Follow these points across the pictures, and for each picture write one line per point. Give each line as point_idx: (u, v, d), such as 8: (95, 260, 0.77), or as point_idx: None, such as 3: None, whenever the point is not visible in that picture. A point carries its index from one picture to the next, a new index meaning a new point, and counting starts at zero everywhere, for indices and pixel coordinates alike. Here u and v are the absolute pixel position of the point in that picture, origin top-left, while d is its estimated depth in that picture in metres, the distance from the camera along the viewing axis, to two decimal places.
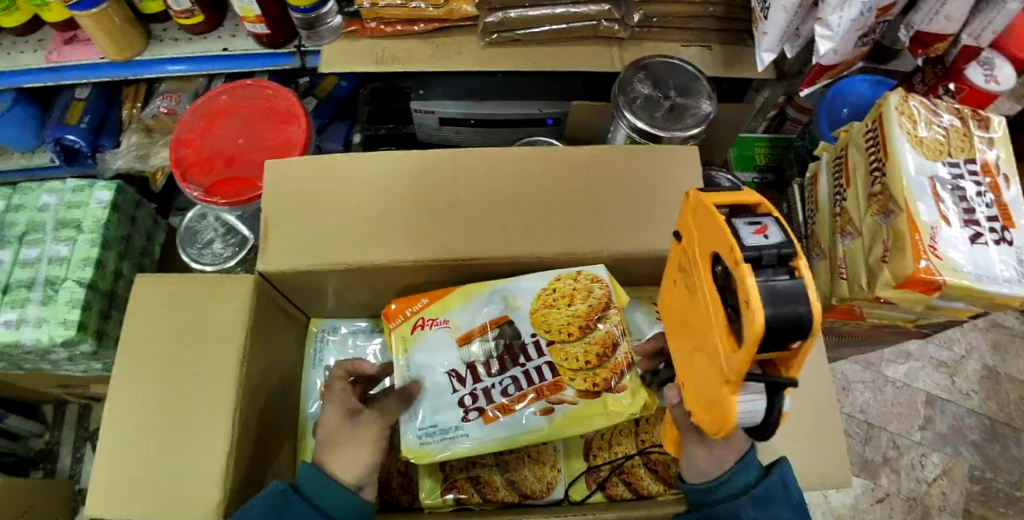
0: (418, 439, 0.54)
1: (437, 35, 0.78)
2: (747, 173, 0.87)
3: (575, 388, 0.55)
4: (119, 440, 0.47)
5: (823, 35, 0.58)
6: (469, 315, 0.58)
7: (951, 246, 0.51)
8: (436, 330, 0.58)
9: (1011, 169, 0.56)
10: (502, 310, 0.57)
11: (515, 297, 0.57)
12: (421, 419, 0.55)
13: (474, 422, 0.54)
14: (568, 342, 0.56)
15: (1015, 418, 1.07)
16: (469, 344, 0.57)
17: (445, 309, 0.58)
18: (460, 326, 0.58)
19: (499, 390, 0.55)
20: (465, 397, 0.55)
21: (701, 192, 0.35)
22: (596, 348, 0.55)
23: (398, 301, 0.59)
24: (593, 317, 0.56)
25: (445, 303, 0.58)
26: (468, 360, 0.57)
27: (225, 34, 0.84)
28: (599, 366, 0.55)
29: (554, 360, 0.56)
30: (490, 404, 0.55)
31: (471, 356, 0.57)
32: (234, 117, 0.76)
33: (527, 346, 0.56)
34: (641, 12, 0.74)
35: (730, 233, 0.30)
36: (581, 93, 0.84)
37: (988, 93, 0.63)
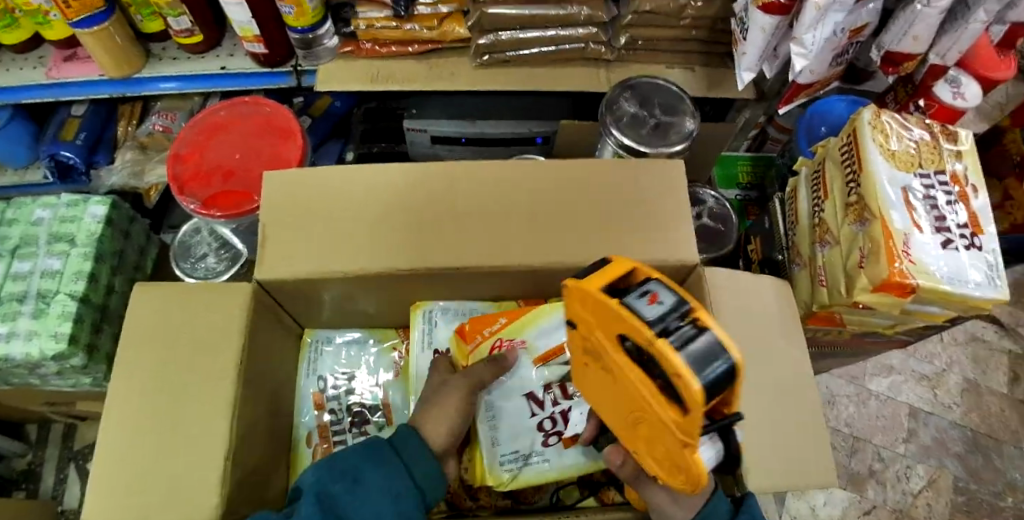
0: (501, 469, 0.55)
1: (430, 56, 0.81)
2: (730, 191, 0.90)
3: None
4: (116, 449, 0.47)
5: (798, 53, 0.61)
6: (546, 337, 0.59)
7: (923, 251, 0.54)
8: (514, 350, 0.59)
9: (979, 180, 0.60)
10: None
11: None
12: (502, 446, 0.56)
13: (556, 448, 0.56)
14: None
15: (996, 430, 1.10)
16: (546, 365, 0.59)
17: (522, 331, 0.60)
18: (538, 346, 0.59)
19: (577, 412, 0.57)
20: (545, 421, 0.57)
21: (576, 282, 0.33)
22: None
23: (476, 322, 0.60)
24: None
25: (522, 324, 0.60)
26: (548, 382, 0.58)
27: (223, 54, 0.86)
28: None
29: None
30: (569, 426, 0.57)
31: (548, 377, 0.59)
32: (231, 133, 0.78)
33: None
34: (627, 34, 0.77)
35: (631, 313, 0.29)
36: (569, 113, 0.87)
37: (955, 109, 0.69)
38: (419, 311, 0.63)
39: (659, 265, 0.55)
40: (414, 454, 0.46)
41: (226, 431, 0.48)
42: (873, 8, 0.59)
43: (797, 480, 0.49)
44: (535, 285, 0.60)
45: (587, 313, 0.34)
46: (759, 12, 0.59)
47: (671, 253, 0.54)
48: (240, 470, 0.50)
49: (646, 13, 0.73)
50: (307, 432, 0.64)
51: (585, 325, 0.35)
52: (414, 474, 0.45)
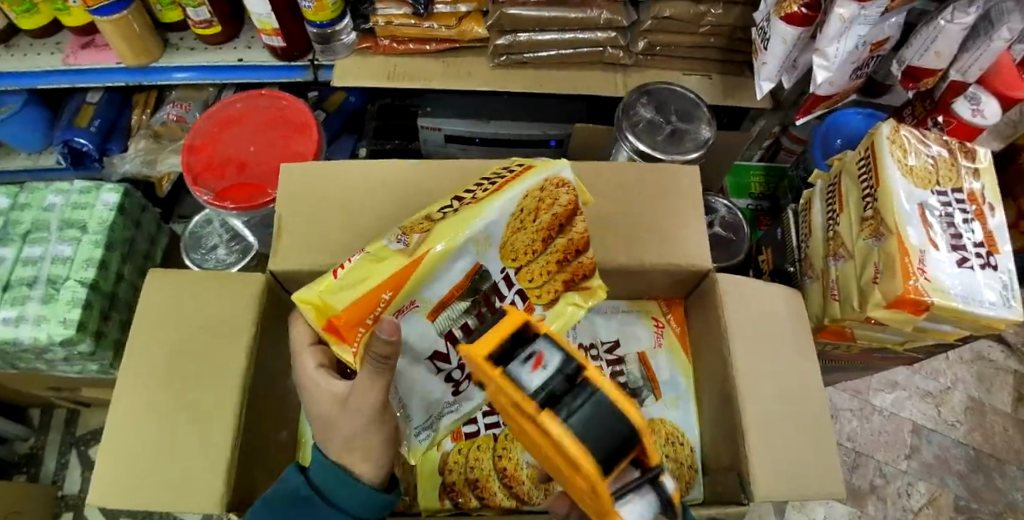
0: (419, 441, 0.47)
1: (448, 55, 0.81)
2: (742, 200, 0.90)
3: (542, 305, 0.47)
4: (124, 436, 0.47)
5: (820, 65, 0.61)
6: (442, 286, 0.42)
7: (938, 269, 0.54)
8: (406, 317, 0.43)
9: (995, 199, 0.60)
10: (477, 257, 0.43)
11: (492, 238, 0.42)
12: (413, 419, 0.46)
13: (469, 392, 0.47)
14: (532, 260, 0.45)
15: (1000, 449, 1.09)
16: (443, 316, 0.44)
17: (412, 291, 0.42)
18: (431, 298, 0.43)
19: None
20: (454, 372, 0.46)
21: (466, 349, 0.34)
22: (560, 254, 0.46)
23: (356, 308, 0.40)
24: (556, 228, 0.45)
25: (413, 285, 0.41)
26: (444, 332, 0.44)
27: (240, 46, 0.87)
28: (572, 287, 0.47)
29: (523, 286, 0.46)
30: None
31: (447, 324, 0.44)
32: (245, 125, 0.78)
33: (497, 283, 0.45)
34: (645, 40, 0.77)
35: (514, 384, 0.30)
36: (583, 116, 0.87)
37: (974, 126, 0.68)
38: None
39: (670, 269, 0.55)
40: (349, 498, 0.41)
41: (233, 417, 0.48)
42: (895, 22, 0.59)
43: (806, 493, 0.49)
44: None
45: (485, 383, 0.34)
46: (782, 22, 0.59)
47: (684, 257, 0.54)
48: (245, 461, 0.49)
49: (665, 19, 0.73)
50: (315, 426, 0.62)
51: (490, 394, 0.35)
52: (354, 512, 0.42)
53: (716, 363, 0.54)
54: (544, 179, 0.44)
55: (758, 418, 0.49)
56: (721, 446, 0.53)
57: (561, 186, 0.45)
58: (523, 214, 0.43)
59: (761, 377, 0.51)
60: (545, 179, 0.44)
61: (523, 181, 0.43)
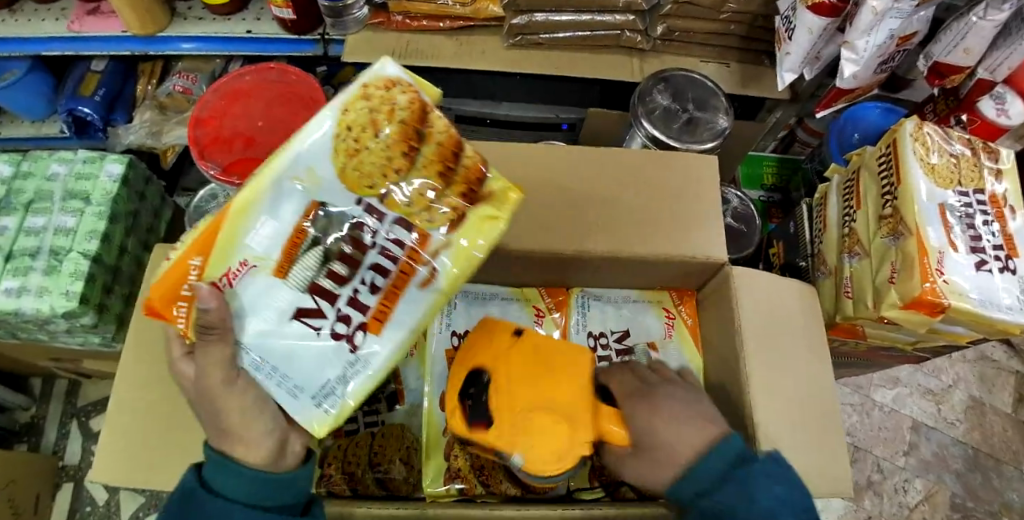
0: (321, 412, 0.37)
1: (462, 34, 0.79)
2: (755, 192, 0.88)
3: (442, 228, 0.38)
4: (127, 411, 0.47)
5: (849, 59, 0.59)
6: (264, 237, 0.36)
7: (956, 271, 0.55)
8: (246, 282, 0.36)
9: (1017, 201, 0.61)
10: (306, 194, 0.37)
11: (314, 169, 0.36)
12: (307, 391, 0.37)
13: (367, 346, 0.38)
14: (396, 181, 0.37)
15: (997, 449, 1.09)
16: (292, 270, 0.37)
17: (226, 253, 0.36)
18: (264, 251, 0.36)
19: (366, 291, 0.38)
20: (336, 326, 0.37)
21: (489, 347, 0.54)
22: (436, 165, 0.38)
23: (165, 279, 0.35)
24: (410, 136, 0.37)
25: (223, 245, 0.36)
26: (307, 285, 0.37)
27: (250, 17, 0.85)
28: (473, 199, 0.39)
29: (398, 214, 0.38)
30: (362, 313, 0.38)
31: (304, 278, 0.37)
32: (253, 99, 0.76)
33: (357, 220, 0.38)
34: (664, 25, 0.75)
35: None
36: (597, 101, 0.85)
37: (998, 126, 0.66)
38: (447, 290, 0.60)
39: (686, 260, 0.54)
40: (237, 488, 0.38)
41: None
42: (924, 16, 0.58)
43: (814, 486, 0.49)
44: (558, 274, 0.59)
45: None
46: (808, 12, 0.58)
47: (697, 248, 0.54)
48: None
49: (686, 4, 0.72)
50: None
51: None
52: (254, 501, 0.38)
53: (726, 355, 0.54)
54: (363, 83, 0.37)
55: (773, 410, 0.49)
56: None
57: (391, 87, 0.37)
58: (344, 131, 0.37)
59: (777, 370, 0.51)
60: (361, 89, 0.37)
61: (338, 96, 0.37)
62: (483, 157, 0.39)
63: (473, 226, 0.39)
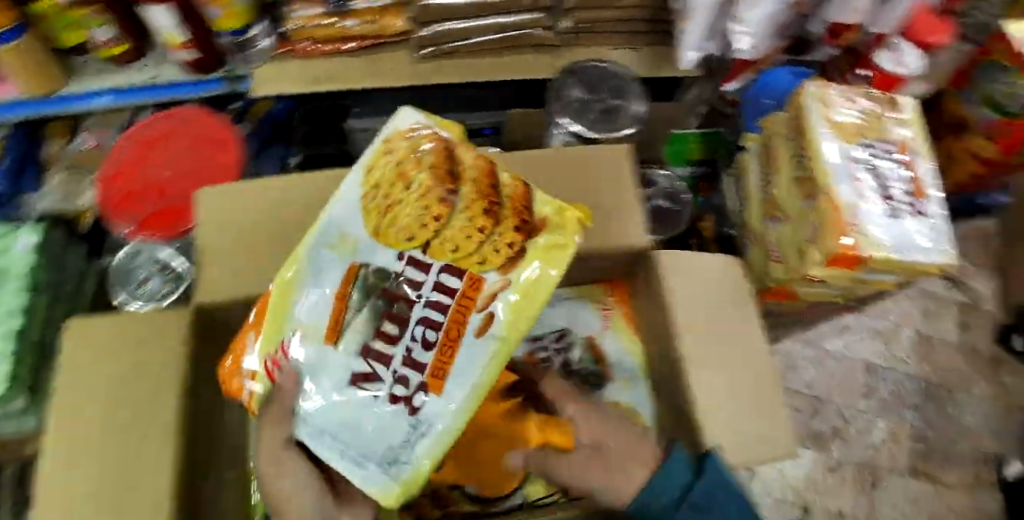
0: (390, 481, 0.35)
1: (371, 52, 0.78)
2: (682, 168, 0.89)
3: (496, 267, 0.37)
4: (56, 454, 0.42)
5: (744, 32, 0.62)
6: (310, 306, 0.38)
7: (871, 222, 0.57)
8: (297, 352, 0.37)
9: (922, 147, 0.63)
10: (345, 258, 0.38)
11: (349, 234, 0.39)
12: (370, 462, 0.35)
13: (428, 405, 0.36)
14: (439, 228, 0.37)
15: (948, 378, 1.14)
16: (341, 335, 0.37)
17: (280, 326, 0.38)
18: (311, 321, 0.38)
19: (420, 346, 0.37)
20: (393, 388, 0.36)
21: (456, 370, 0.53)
22: (478, 202, 0.38)
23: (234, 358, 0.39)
24: (444, 179, 0.38)
25: (276, 315, 0.38)
26: (359, 349, 0.37)
27: (151, 64, 0.82)
28: (522, 228, 0.38)
29: (444, 260, 0.37)
30: (420, 371, 0.36)
31: (355, 341, 0.37)
32: (161, 146, 0.76)
33: (403, 273, 0.38)
34: (570, 19, 0.75)
35: None
36: (513, 100, 0.85)
37: (897, 76, 0.69)
38: None
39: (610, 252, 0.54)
40: None
41: (169, 426, 0.42)
42: None
43: (758, 454, 0.50)
44: None
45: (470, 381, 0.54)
46: None
47: (620, 238, 0.53)
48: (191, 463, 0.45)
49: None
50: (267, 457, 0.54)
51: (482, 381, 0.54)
52: None
53: (661, 341, 0.55)
54: (386, 141, 0.41)
55: (713, 387, 0.50)
56: (673, 425, 0.54)
57: (415, 138, 0.41)
58: (377, 186, 0.39)
59: (711, 347, 0.52)
60: (384, 147, 0.41)
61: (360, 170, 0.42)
62: (519, 186, 0.40)
63: (532, 259, 0.37)
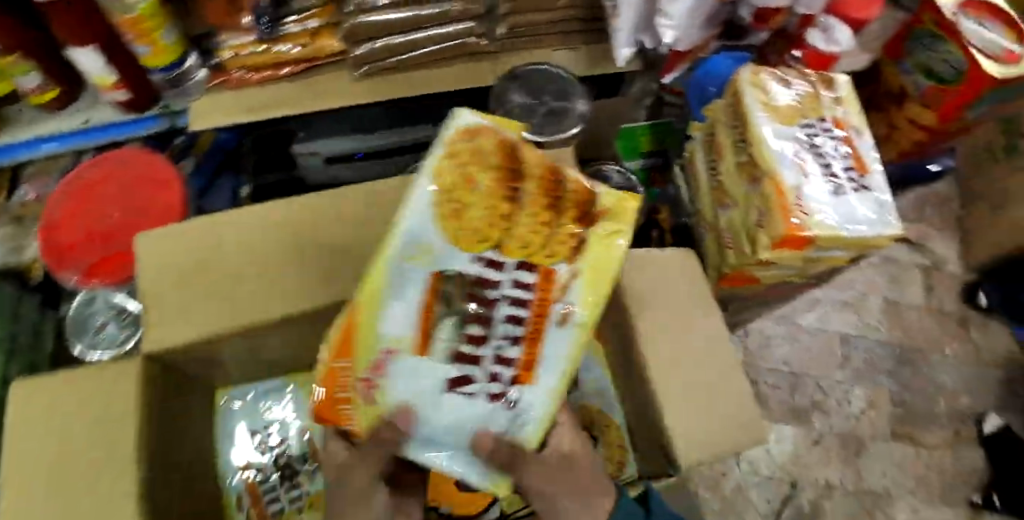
0: (491, 466, 0.39)
1: (306, 75, 0.77)
2: (635, 161, 0.90)
3: (564, 259, 0.40)
4: (21, 501, 0.42)
5: (668, 25, 0.62)
6: (399, 319, 0.38)
7: (815, 201, 0.57)
8: (394, 368, 0.38)
9: (858, 121, 0.64)
10: (426, 269, 0.38)
11: (426, 244, 0.38)
12: (471, 458, 0.38)
13: (521, 397, 0.39)
14: (508, 228, 0.39)
15: (919, 341, 1.16)
16: (433, 343, 0.38)
17: (372, 344, 0.38)
18: (404, 332, 0.38)
19: (505, 346, 0.39)
20: (489, 387, 0.38)
21: None
22: (540, 199, 0.40)
23: (324, 383, 0.38)
24: (507, 179, 0.40)
25: (366, 332, 0.38)
26: (450, 355, 0.38)
27: (84, 107, 0.80)
28: (584, 218, 0.41)
29: (518, 258, 0.39)
30: (509, 367, 0.39)
31: (446, 347, 0.38)
32: (103, 189, 0.72)
33: (480, 276, 0.39)
34: (506, 24, 0.75)
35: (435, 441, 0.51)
36: (456, 110, 0.86)
37: (830, 54, 0.70)
38: None
39: None
40: None
41: (136, 467, 0.43)
42: None
43: (726, 446, 0.49)
44: None
45: None
46: None
47: None
48: (156, 507, 0.45)
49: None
50: (237, 496, 0.58)
51: None
52: None
53: (623, 342, 0.55)
54: (446, 138, 0.41)
55: (671, 382, 0.50)
56: (642, 425, 0.54)
57: (473, 136, 0.41)
58: (448, 186, 0.39)
59: (669, 342, 0.52)
60: (444, 146, 0.40)
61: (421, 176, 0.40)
62: (579, 181, 0.42)
63: (595, 246, 0.40)
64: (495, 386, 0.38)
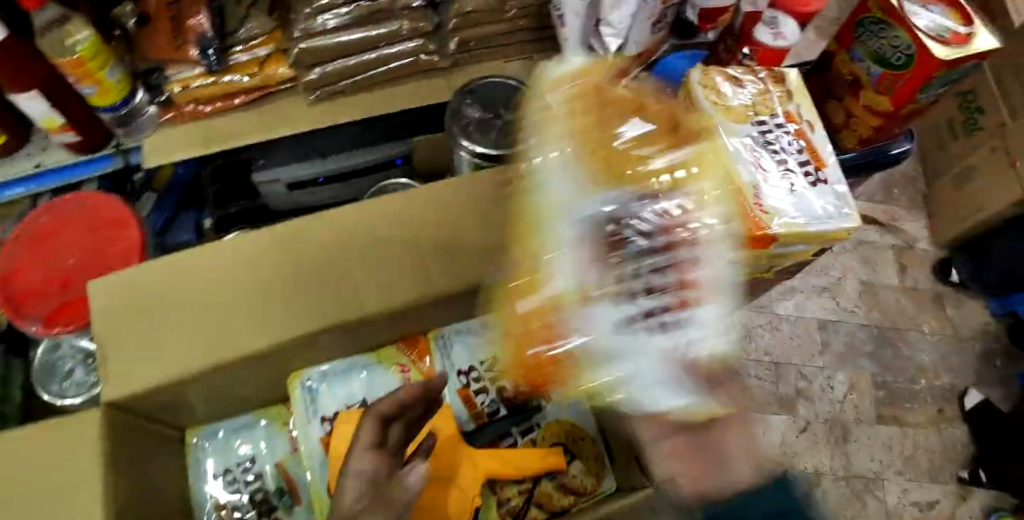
0: (687, 395, 0.37)
1: (259, 104, 0.76)
2: None
3: (681, 184, 0.41)
4: None
5: (611, 33, 0.63)
6: (574, 264, 0.35)
7: (773, 199, 0.57)
8: (592, 315, 0.34)
9: (812, 114, 0.65)
10: (580, 211, 0.37)
11: (565, 195, 0.38)
12: (670, 390, 0.36)
13: (711, 315, 0.36)
14: (636, 166, 0.40)
15: (898, 321, 1.17)
16: (612, 281, 0.35)
17: (558, 292, 0.35)
18: (580, 277, 0.35)
19: (659, 269, 0.36)
20: (665, 317, 0.35)
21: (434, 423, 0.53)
22: (650, 141, 0.43)
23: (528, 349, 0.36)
24: (621, 121, 0.42)
25: (551, 284, 0.35)
26: (640, 291, 0.35)
27: (35, 150, 0.79)
28: (679, 152, 0.44)
29: (650, 189, 0.40)
30: (688, 288, 0.36)
31: (621, 281, 0.35)
32: (60, 235, 0.71)
33: (637, 211, 0.38)
34: (456, 38, 0.75)
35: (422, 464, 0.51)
36: (413, 125, 0.85)
37: (779, 49, 0.69)
38: (297, 380, 0.55)
39: None
40: None
41: None
42: None
43: None
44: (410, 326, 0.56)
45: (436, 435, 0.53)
46: None
47: None
48: None
49: (469, 13, 0.73)
50: None
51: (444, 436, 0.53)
52: None
53: None
54: (565, 99, 0.43)
55: None
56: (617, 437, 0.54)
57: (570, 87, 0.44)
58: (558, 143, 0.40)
59: None
60: (565, 100, 0.43)
61: (532, 167, 0.42)
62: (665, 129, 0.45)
63: (696, 177, 0.43)
64: (680, 307, 0.35)
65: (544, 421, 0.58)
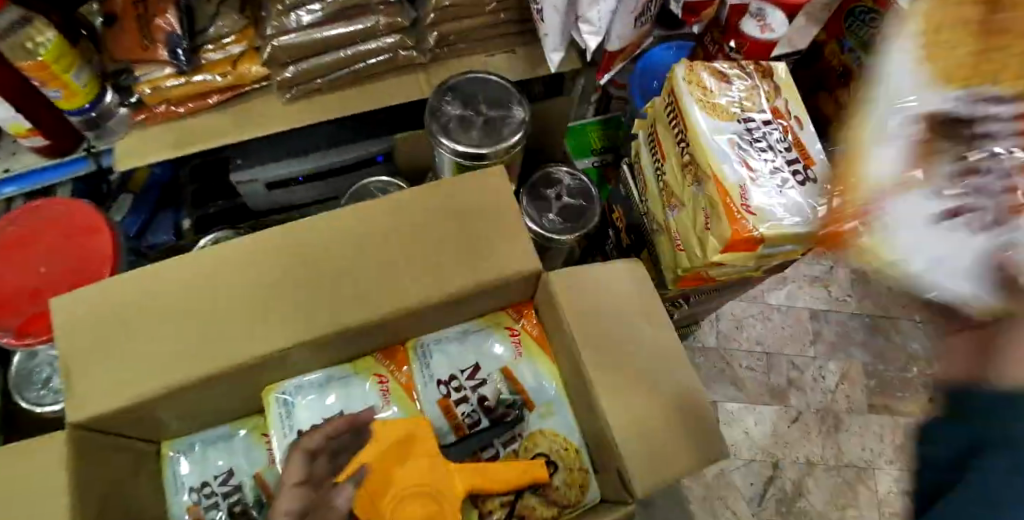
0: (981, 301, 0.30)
1: (234, 103, 0.74)
2: (586, 160, 0.90)
3: None
4: None
5: (590, 32, 0.62)
6: (886, 148, 0.33)
7: (759, 200, 0.55)
8: (894, 204, 0.32)
9: (800, 110, 0.63)
10: (911, 95, 0.32)
11: (895, 80, 0.33)
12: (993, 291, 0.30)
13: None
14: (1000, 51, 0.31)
15: (890, 310, 1.17)
16: (941, 164, 0.32)
17: (862, 174, 0.34)
18: (896, 161, 0.32)
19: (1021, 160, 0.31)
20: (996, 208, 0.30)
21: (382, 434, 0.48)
22: None
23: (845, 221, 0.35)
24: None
25: (857, 166, 0.34)
26: (936, 184, 0.31)
27: (4, 154, 0.76)
28: None
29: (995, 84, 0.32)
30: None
31: (957, 169, 0.31)
32: (30, 244, 0.69)
33: (960, 109, 0.32)
34: (435, 32, 0.72)
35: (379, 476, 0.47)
36: (392, 123, 0.85)
37: (766, 42, 0.68)
38: (272, 395, 0.54)
39: (500, 283, 0.52)
40: None
41: None
42: None
43: (683, 465, 0.48)
44: (388, 335, 0.55)
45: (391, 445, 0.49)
46: None
47: (508, 267, 0.51)
48: None
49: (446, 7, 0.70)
50: None
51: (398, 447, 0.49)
52: None
53: (575, 364, 0.53)
54: None
55: (620, 403, 0.49)
56: (600, 448, 0.53)
57: None
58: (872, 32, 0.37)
59: (613, 369, 0.50)
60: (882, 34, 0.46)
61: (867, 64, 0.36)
62: None
63: None
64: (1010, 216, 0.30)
65: (526, 432, 0.57)
